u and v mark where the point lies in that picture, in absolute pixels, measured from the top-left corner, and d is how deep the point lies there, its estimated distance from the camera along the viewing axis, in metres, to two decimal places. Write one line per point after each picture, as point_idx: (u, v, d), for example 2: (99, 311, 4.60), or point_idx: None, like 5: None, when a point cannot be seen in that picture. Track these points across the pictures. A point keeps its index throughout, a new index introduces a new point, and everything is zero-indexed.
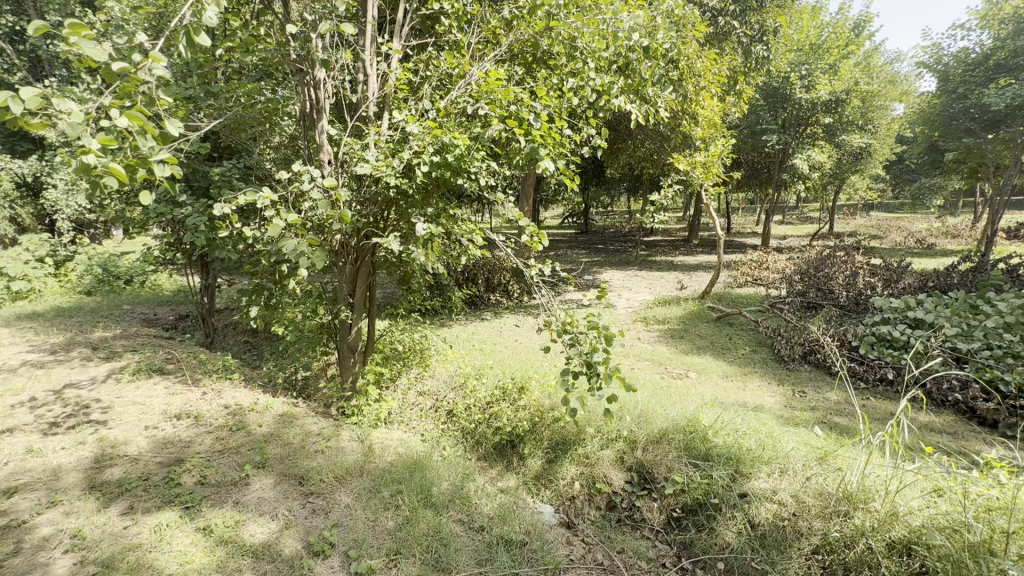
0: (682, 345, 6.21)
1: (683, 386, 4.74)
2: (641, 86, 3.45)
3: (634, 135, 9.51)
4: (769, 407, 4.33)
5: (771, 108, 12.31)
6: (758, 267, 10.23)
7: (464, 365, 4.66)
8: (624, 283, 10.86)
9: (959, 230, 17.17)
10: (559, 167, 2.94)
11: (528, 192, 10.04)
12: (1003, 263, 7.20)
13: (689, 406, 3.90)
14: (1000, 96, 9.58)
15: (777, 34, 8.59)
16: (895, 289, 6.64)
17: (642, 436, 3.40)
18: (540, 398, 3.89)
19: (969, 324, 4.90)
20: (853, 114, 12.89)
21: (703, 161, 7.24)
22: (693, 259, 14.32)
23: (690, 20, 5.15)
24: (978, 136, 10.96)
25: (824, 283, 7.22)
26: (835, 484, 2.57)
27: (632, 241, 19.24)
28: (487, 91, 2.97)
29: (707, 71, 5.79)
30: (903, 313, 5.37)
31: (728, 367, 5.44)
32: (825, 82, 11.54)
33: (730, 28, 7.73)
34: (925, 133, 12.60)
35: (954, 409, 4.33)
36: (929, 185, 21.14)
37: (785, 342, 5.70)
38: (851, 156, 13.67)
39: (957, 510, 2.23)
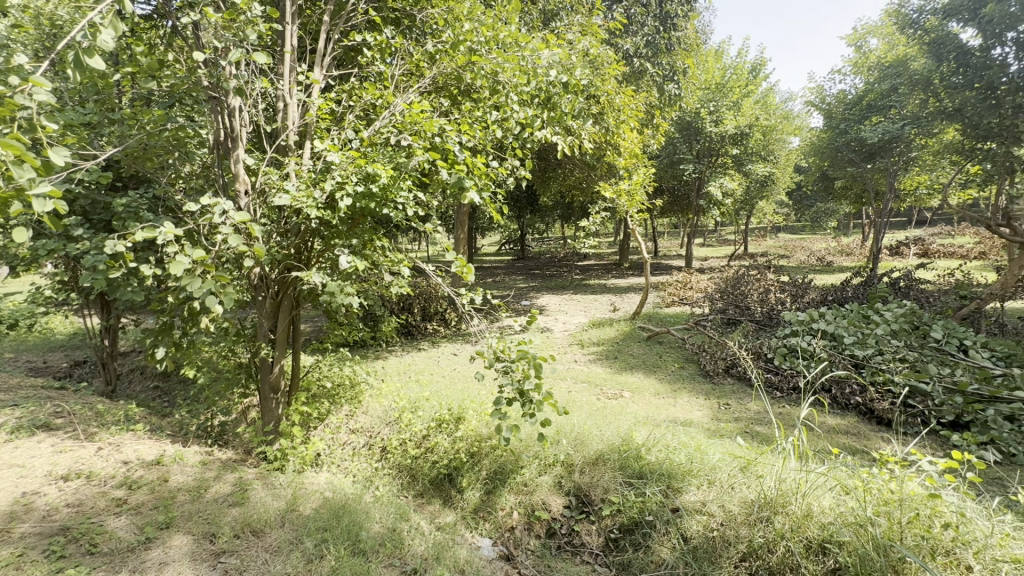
0: (617, 366, 6.38)
1: (617, 406, 4.84)
2: (562, 119, 3.67)
3: (563, 166, 9.89)
4: (697, 421, 4.53)
5: (685, 139, 13.35)
6: (683, 288, 10.89)
7: (399, 398, 4.50)
8: (560, 307, 11.10)
9: (850, 249, 19.24)
10: (485, 197, 2.98)
11: (463, 221, 10.11)
12: (887, 277, 8.08)
13: (622, 425, 3.99)
14: (874, 131, 10.91)
15: (686, 73, 9.36)
16: (801, 304, 7.27)
17: (579, 458, 3.43)
18: (477, 427, 3.82)
19: (863, 332, 5.43)
20: (757, 147, 14.17)
21: (627, 189, 7.67)
22: (624, 281, 14.97)
23: (607, 59, 5.50)
24: (859, 166, 12.37)
25: (741, 301, 7.76)
26: (756, 491, 2.71)
27: (566, 266, 19.80)
28: (411, 121, 2.96)
29: (625, 107, 6.17)
30: (809, 325, 5.84)
31: (659, 384, 5.65)
32: (731, 118, 12.73)
33: (644, 67, 8.31)
34: (817, 163, 14.11)
35: (856, 411, 4.74)
36: (823, 209, 23.55)
37: (710, 358, 6.03)
38: (758, 184, 15.23)
39: (860, 506, 2.42)
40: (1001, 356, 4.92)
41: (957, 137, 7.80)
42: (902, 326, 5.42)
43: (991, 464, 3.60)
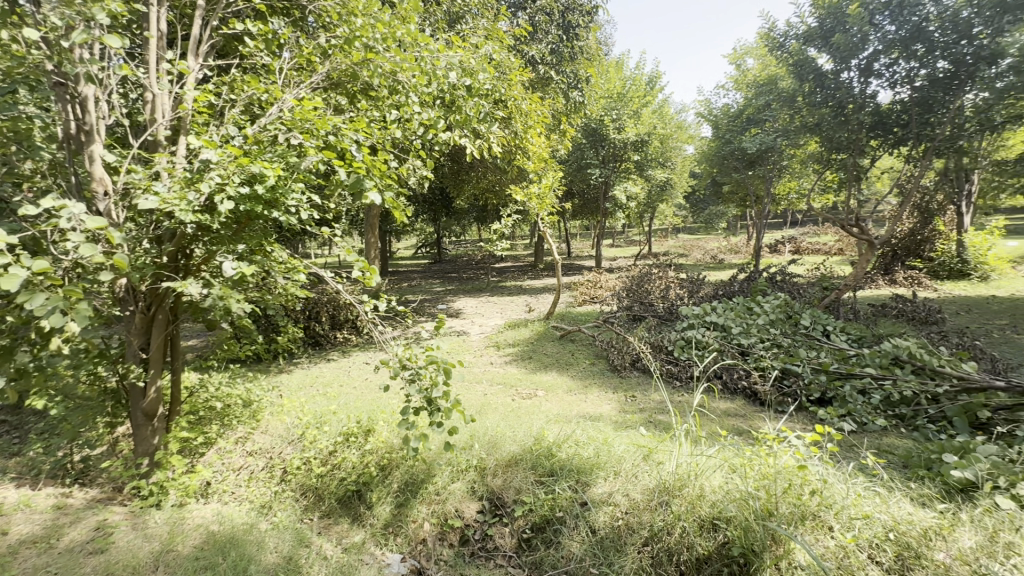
0: (532, 366, 6.50)
1: (531, 406, 4.92)
2: (467, 122, 3.66)
3: (475, 168, 9.90)
4: (606, 414, 4.73)
5: (592, 145, 14.02)
6: (594, 287, 11.38)
7: (303, 413, 4.21)
8: (476, 310, 11.09)
9: (738, 248, 21.26)
10: (386, 199, 2.85)
11: (374, 224, 9.76)
12: (766, 272, 9.02)
13: (535, 424, 4.05)
14: (753, 142, 12.15)
15: (589, 81, 9.78)
16: (696, 298, 7.90)
17: (491, 462, 3.43)
18: (388, 438, 3.69)
19: (747, 323, 6.01)
20: (656, 154, 15.23)
21: (538, 193, 7.87)
22: (539, 282, 15.34)
23: (511, 64, 5.59)
24: (742, 173, 13.73)
25: (645, 298, 8.26)
26: (656, 478, 2.88)
27: (484, 269, 19.90)
28: (300, 118, 2.76)
29: (532, 113, 6.31)
30: (702, 318, 6.35)
31: (571, 381, 5.83)
32: (632, 126, 13.55)
33: (550, 75, 8.56)
34: (708, 169, 15.47)
35: (743, 394, 5.23)
36: (715, 212, 25.85)
37: (618, 352, 6.33)
38: (658, 188, 16.36)
39: (744, 482, 2.64)
40: (855, 338, 5.68)
41: (818, 148, 8.93)
42: (779, 316, 6.08)
43: (848, 433, 4.13)
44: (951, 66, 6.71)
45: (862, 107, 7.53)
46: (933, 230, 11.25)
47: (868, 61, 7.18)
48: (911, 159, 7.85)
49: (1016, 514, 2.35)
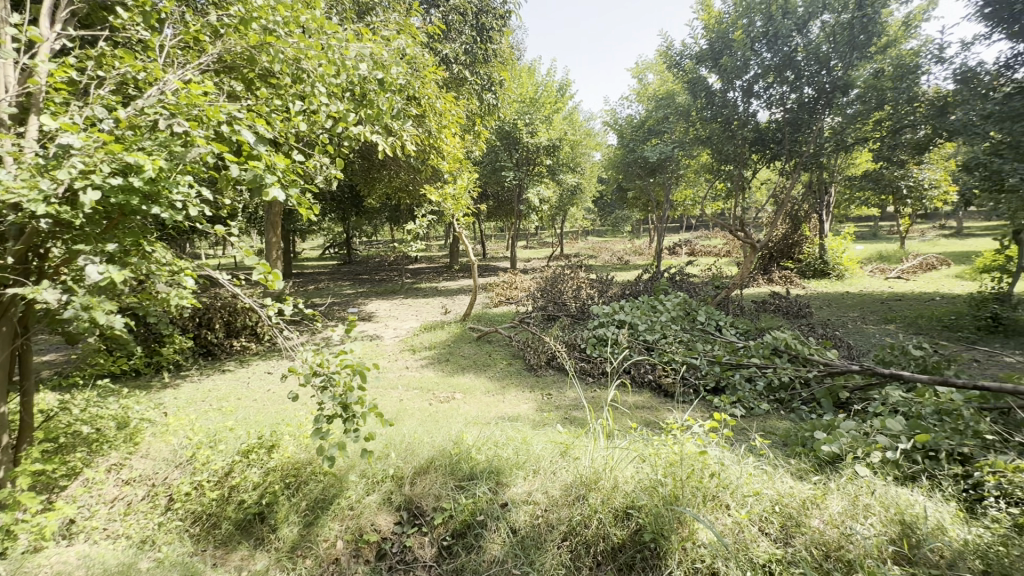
0: (449, 369, 6.40)
1: (449, 410, 4.85)
2: (379, 117, 3.52)
3: (387, 167, 9.56)
4: (523, 414, 4.80)
5: (505, 148, 14.17)
6: (509, 288, 11.54)
7: (193, 432, 3.78)
8: (389, 313, 10.72)
9: (640, 249, 22.74)
10: (291, 197, 2.63)
11: (275, 222, 9.06)
12: (667, 272, 9.71)
13: (453, 428, 3.99)
14: (653, 151, 13.04)
15: (503, 85, 9.88)
16: (606, 298, 8.30)
17: (409, 469, 3.32)
18: (295, 453, 3.43)
19: (651, 320, 6.43)
20: (567, 159, 15.80)
21: (453, 194, 7.80)
22: (455, 283, 15.23)
23: (424, 61, 5.48)
24: (645, 180, 14.68)
25: (558, 298, 8.52)
26: (573, 474, 2.98)
27: (397, 270, 19.31)
28: (188, 103, 2.45)
29: (446, 113, 6.21)
30: (612, 316, 6.68)
31: (489, 383, 5.84)
32: (544, 131, 13.93)
33: (464, 75, 8.51)
34: (614, 176, 16.35)
35: (649, 387, 5.58)
36: (620, 216, 27.39)
37: (533, 352, 6.46)
38: (569, 192, 17.00)
39: (652, 471, 2.83)
40: (742, 331, 6.32)
41: (709, 159, 9.80)
42: (678, 313, 6.57)
43: (739, 417, 4.56)
44: (814, 92, 7.67)
45: (745, 124, 8.35)
46: (801, 235, 12.85)
47: (749, 84, 8.02)
48: (784, 172, 8.91)
49: (871, 481, 2.75)
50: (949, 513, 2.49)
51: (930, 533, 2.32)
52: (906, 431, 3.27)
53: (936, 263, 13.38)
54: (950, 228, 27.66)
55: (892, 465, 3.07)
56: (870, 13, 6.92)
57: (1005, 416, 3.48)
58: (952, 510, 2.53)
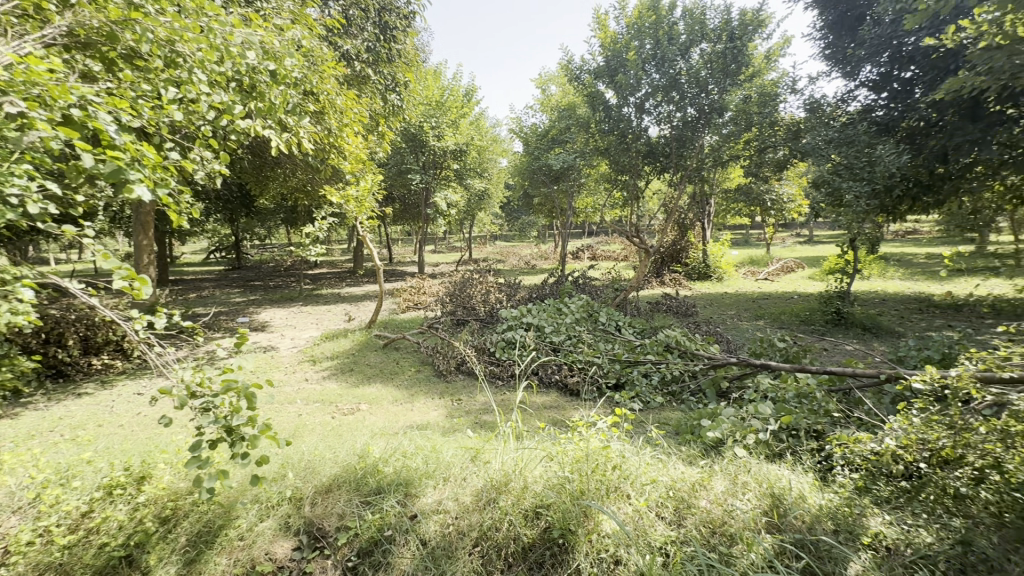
0: (353, 379, 6.10)
1: (354, 422, 4.63)
2: (271, 112, 3.27)
3: (281, 165, 8.89)
4: (433, 421, 4.72)
5: (412, 150, 13.87)
6: (417, 293, 11.32)
7: (37, 468, 3.19)
8: (286, 322, 9.96)
9: (546, 254, 23.51)
10: (163, 195, 2.32)
11: (148, 223, 8.05)
12: (571, 276, 10.14)
13: (358, 441, 3.80)
14: (556, 159, 13.55)
15: (408, 86, 9.67)
16: (514, 302, 8.45)
17: (309, 490, 3.10)
18: (172, 483, 3.04)
19: (557, 322, 6.66)
20: (474, 164, 15.88)
21: (356, 196, 7.44)
22: (359, 289, 14.59)
23: (322, 54, 5.19)
24: (549, 187, 15.19)
25: (467, 302, 8.50)
26: (483, 479, 2.98)
27: (294, 276, 18.04)
28: (23, 79, 2.05)
29: (347, 111, 5.94)
30: (520, 320, 6.80)
31: (396, 391, 5.66)
32: (451, 135, 13.87)
33: (367, 73, 8.16)
34: (520, 182, 16.74)
35: (556, 387, 5.76)
36: (526, 222, 28.11)
37: (442, 358, 6.37)
38: (477, 198, 17.12)
39: (559, 469, 2.93)
40: (638, 330, 6.77)
41: (607, 169, 10.41)
42: (582, 315, 6.88)
43: (637, 411, 4.88)
44: (696, 112, 8.49)
45: (638, 138, 9.00)
46: (687, 241, 14.15)
47: (641, 101, 8.67)
48: (672, 183, 9.75)
49: (747, 461, 3.10)
50: (807, 482, 2.88)
51: (793, 502, 2.67)
52: (774, 414, 3.72)
53: (794, 266, 15.45)
54: (804, 236, 32.12)
55: (764, 445, 3.47)
56: (738, 46, 7.85)
57: (846, 395, 4.11)
58: (809, 480, 2.94)
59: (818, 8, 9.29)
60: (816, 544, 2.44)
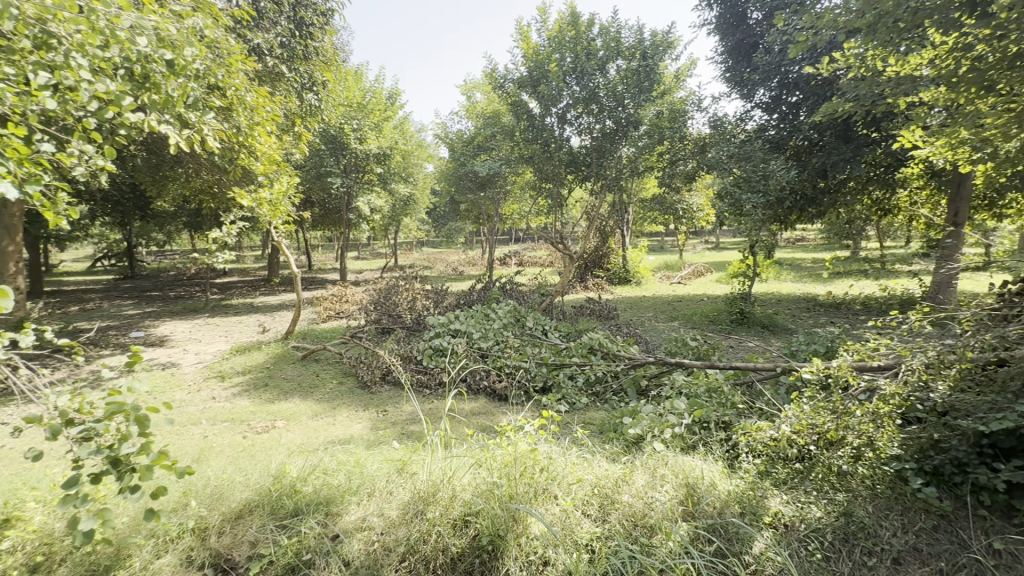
0: (268, 395, 5.68)
1: (269, 441, 4.31)
2: (169, 104, 2.98)
3: (182, 164, 8.13)
4: (357, 435, 4.52)
5: (331, 153, 13.27)
6: (339, 302, 10.84)
7: None
8: (189, 335, 9.09)
9: (474, 260, 23.51)
10: (33, 194, 2.01)
11: (15, 225, 7.06)
12: (498, 282, 10.21)
13: (273, 461, 3.54)
14: (483, 166, 13.61)
15: (327, 86, 9.26)
16: (441, 308, 8.34)
17: (216, 518, 2.81)
18: (44, 524, 2.62)
19: (485, 328, 6.66)
20: (399, 168, 15.53)
21: (269, 198, 7.00)
22: (275, 298, 13.69)
23: (229, 47, 4.82)
24: (476, 194, 15.20)
25: (393, 310, 8.25)
26: (410, 491, 2.89)
27: (200, 285, 16.55)
28: None
29: (259, 108, 5.56)
30: (447, 326, 6.72)
31: (316, 406, 5.34)
32: (374, 138, 13.48)
33: (281, 69, 7.67)
34: (446, 188, 16.61)
35: (485, 393, 5.75)
36: (453, 228, 27.92)
37: (367, 368, 6.11)
38: (402, 203, 16.75)
39: (488, 475, 2.93)
40: (564, 334, 6.96)
41: (532, 177, 10.62)
42: (509, 320, 6.94)
43: (564, 413, 5.00)
44: (614, 125, 8.91)
45: (561, 147, 9.28)
46: (609, 248, 14.76)
47: (562, 112, 8.95)
48: (593, 192, 10.14)
49: (664, 455, 3.28)
50: (717, 471, 3.10)
51: (706, 489, 2.86)
52: (688, 409, 3.98)
53: (703, 270, 16.65)
54: (712, 243, 34.77)
55: (679, 438, 3.69)
56: (651, 64, 8.38)
57: (750, 388, 4.48)
58: (719, 468, 3.17)
59: (718, 35, 10.18)
60: (726, 528, 2.63)
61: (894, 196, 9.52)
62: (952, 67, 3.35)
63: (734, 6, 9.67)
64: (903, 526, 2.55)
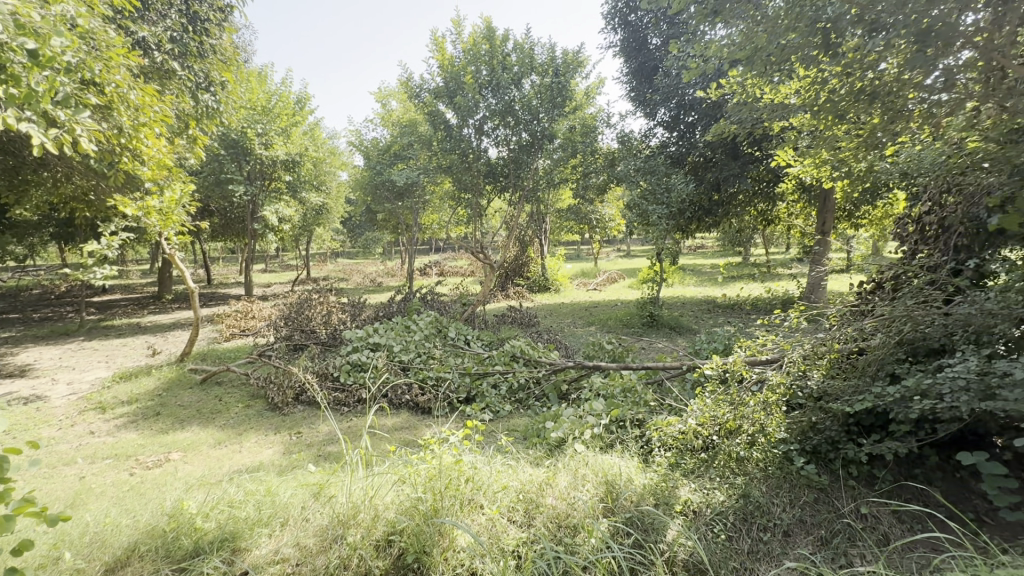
0: (160, 425, 5.10)
1: (162, 476, 3.87)
2: (32, 100, 2.60)
3: (48, 167, 7.11)
4: (267, 461, 4.21)
5: (232, 158, 12.29)
6: (244, 318, 10.05)
7: None
8: (58, 363, 7.93)
9: (393, 271, 22.91)
10: None
11: None
12: (418, 292, 10.03)
13: (167, 498, 3.17)
14: (400, 175, 13.34)
15: (226, 87, 8.60)
16: (358, 322, 8.02)
17: (96, 569, 2.44)
18: None
19: (406, 340, 6.50)
20: (310, 176, 14.77)
21: (159, 207, 6.37)
22: (167, 317, 12.36)
23: (108, 39, 4.34)
24: (394, 203, 14.84)
25: (305, 325, 7.79)
26: (329, 515, 2.73)
27: (72, 305, 14.49)
28: None
29: (145, 108, 5.04)
30: (366, 340, 6.46)
31: (219, 433, 4.89)
32: (281, 144, 12.72)
33: (172, 66, 7.00)
34: (362, 197, 16.07)
35: (407, 407, 5.60)
36: (371, 238, 27.04)
37: (277, 389, 5.68)
38: (314, 212, 15.94)
39: (412, 490, 2.85)
40: (486, 343, 7.00)
41: (451, 187, 10.60)
42: (431, 331, 6.84)
43: (488, 421, 5.01)
44: (529, 137, 9.17)
45: (478, 158, 9.38)
46: (528, 257, 15.08)
47: (479, 123, 9.05)
48: (511, 203, 10.34)
49: (585, 455, 3.41)
50: (633, 466, 3.28)
51: (625, 485, 3.01)
52: (606, 410, 4.16)
53: (617, 277, 17.56)
54: (624, 251, 36.77)
55: (598, 438, 3.85)
56: (563, 81, 8.75)
57: (660, 386, 4.79)
58: (635, 464, 3.35)
59: (623, 57, 10.88)
60: (642, 520, 2.78)
61: (775, 208, 10.74)
62: (814, 97, 3.86)
63: (636, 31, 10.38)
64: (791, 501, 2.87)
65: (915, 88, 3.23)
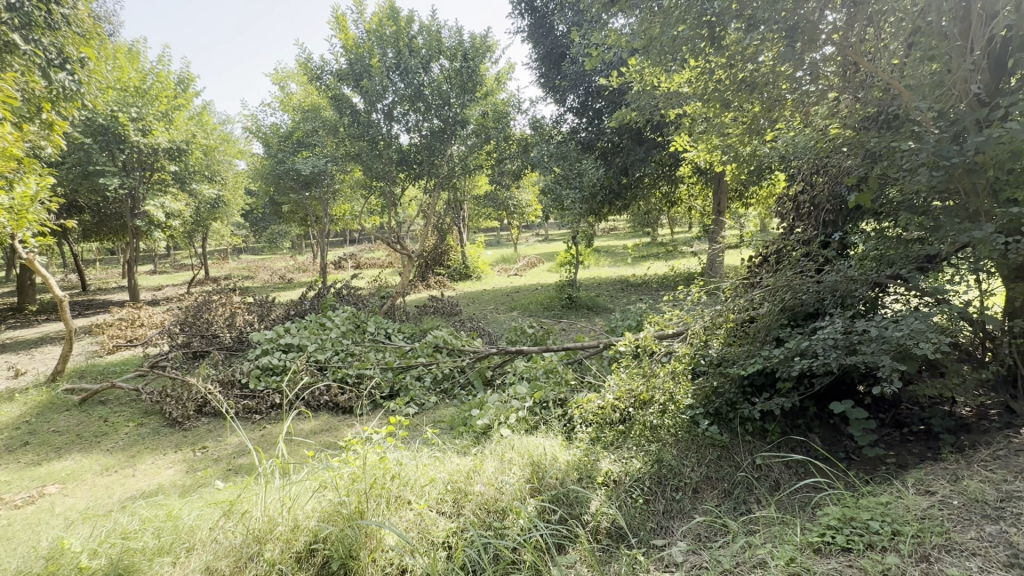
0: (30, 457, 4.43)
1: (36, 514, 3.38)
2: None
3: None
4: (168, 482, 3.83)
5: (103, 147, 10.79)
6: (129, 326, 8.96)
7: None
8: None
9: (304, 266, 21.60)
10: None
11: None
12: (332, 287, 9.53)
13: (43, 539, 2.76)
14: (305, 163, 12.50)
15: (86, 65, 7.45)
16: (267, 322, 7.47)
17: None
18: None
19: (320, 339, 6.15)
20: (199, 166, 13.39)
21: (10, 204, 5.42)
22: (33, 331, 10.72)
23: None
24: (300, 193, 13.83)
25: (205, 330, 7.11)
26: (242, 532, 2.55)
27: None
28: None
29: None
30: (277, 341, 6.02)
31: (107, 457, 4.36)
32: (162, 130, 11.36)
33: (15, 38, 5.93)
34: (263, 188, 14.87)
35: (326, 408, 5.35)
36: (276, 232, 25.23)
37: (175, 403, 5.14)
38: (207, 205, 14.51)
39: (333, 495, 2.74)
40: (407, 335, 6.82)
41: (361, 176, 10.12)
42: (348, 327, 6.54)
43: (413, 415, 4.92)
44: (441, 123, 8.95)
45: (389, 145, 9.02)
46: (447, 245, 14.90)
47: (389, 108, 8.71)
48: (426, 190, 10.09)
49: (510, 439, 3.47)
50: (557, 444, 3.40)
51: (550, 464, 3.11)
52: (529, 393, 4.25)
53: (536, 261, 17.90)
54: (542, 235, 37.54)
55: (523, 421, 3.93)
56: (472, 66, 8.66)
57: (580, 364, 4.98)
58: (559, 442, 3.48)
59: (532, 42, 10.93)
60: (567, 495, 2.89)
61: (676, 190, 11.50)
62: (704, 86, 4.12)
63: (542, 17, 10.47)
64: (697, 461, 3.14)
65: (786, 80, 3.57)
